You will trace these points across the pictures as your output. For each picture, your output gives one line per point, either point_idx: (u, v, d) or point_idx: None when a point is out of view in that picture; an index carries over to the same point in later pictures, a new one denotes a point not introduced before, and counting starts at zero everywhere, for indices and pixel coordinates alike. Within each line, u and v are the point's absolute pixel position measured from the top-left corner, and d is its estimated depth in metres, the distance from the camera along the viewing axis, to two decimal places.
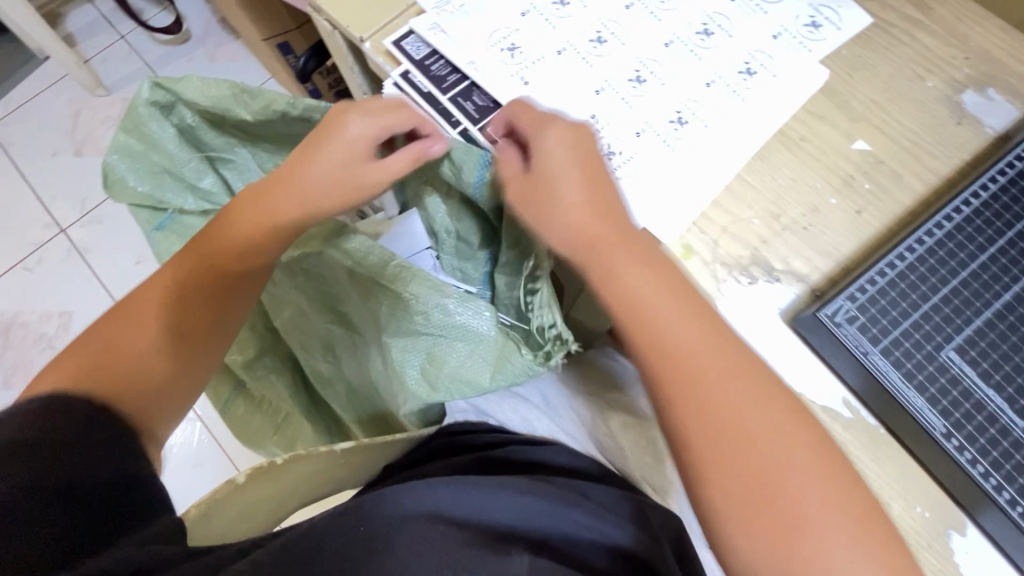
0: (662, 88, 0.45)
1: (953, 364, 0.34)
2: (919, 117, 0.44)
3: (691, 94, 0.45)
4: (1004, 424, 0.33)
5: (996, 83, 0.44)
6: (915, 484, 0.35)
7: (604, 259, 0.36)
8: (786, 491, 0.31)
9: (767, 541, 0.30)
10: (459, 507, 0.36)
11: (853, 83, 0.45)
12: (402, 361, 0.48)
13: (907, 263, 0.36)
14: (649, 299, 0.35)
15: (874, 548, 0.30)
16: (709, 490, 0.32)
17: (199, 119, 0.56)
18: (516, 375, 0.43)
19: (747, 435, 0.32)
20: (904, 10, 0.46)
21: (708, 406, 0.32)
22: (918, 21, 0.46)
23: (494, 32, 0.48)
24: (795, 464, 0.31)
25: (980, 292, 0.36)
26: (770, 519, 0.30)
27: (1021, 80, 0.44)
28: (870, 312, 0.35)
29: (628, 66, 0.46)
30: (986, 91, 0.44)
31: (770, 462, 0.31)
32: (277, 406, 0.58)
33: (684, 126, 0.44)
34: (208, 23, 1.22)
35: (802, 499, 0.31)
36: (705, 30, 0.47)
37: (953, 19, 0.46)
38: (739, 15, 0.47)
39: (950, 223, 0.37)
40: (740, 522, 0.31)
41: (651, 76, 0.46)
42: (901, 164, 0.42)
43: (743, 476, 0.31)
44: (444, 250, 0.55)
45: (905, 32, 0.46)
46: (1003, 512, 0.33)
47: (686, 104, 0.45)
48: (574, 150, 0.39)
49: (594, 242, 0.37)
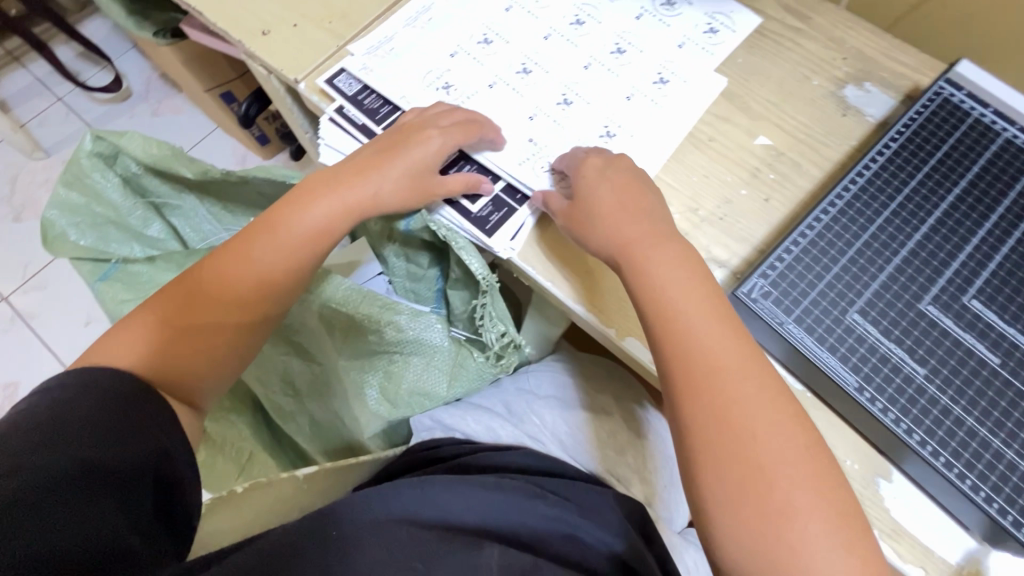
0: (588, 106, 0.49)
1: (858, 325, 0.38)
2: (811, 112, 0.49)
3: (615, 108, 0.49)
4: (907, 373, 0.37)
5: (871, 77, 0.50)
6: (843, 439, 0.39)
7: (641, 262, 0.39)
8: (779, 480, 0.33)
9: (755, 523, 0.33)
10: (427, 509, 0.38)
11: (750, 87, 0.50)
12: (364, 382, 0.55)
13: (809, 239, 0.40)
14: (684, 302, 0.38)
15: (848, 541, 0.32)
16: (700, 476, 0.34)
17: (143, 168, 0.56)
18: (470, 380, 0.52)
19: (748, 430, 0.34)
20: (786, 20, 0.52)
21: (726, 403, 0.35)
22: (799, 29, 0.52)
23: (427, 73, 0.51)
24: (770, 429, 0.34)
25: (875, 257, 0.39)
26: (759, 504, 0.33)
27: (893, 73, 0.50)
28: (782, 287, 0.39)
29: (555, 89, 0.50)
30: (863, 85, 0.49)
31: (770, 454, 0.34)
32: (239, 448, 0.57)
33: (612, 138, 0.48)
34: (149, 79, 1.23)
35: (792, 488, 0.33)
36: (618, 48, 0.52)
37: (829, 25, 0.52)
38: (646, 33, 0.52)
39: (842, 199, 0.41)
40: (730, 506, 0.33)
41: (577, 97, 0.50)
42: (799, 154, 0.47)
43: (740, 464, 0.34)
44: (395, 275, 0.57)
45: (789, 40, 0.51)
46: (921, 457, 0.36)
47: (611, 118, 0.49)
48: (618, 178, 0.43)
49: (628, 249, 0.40)
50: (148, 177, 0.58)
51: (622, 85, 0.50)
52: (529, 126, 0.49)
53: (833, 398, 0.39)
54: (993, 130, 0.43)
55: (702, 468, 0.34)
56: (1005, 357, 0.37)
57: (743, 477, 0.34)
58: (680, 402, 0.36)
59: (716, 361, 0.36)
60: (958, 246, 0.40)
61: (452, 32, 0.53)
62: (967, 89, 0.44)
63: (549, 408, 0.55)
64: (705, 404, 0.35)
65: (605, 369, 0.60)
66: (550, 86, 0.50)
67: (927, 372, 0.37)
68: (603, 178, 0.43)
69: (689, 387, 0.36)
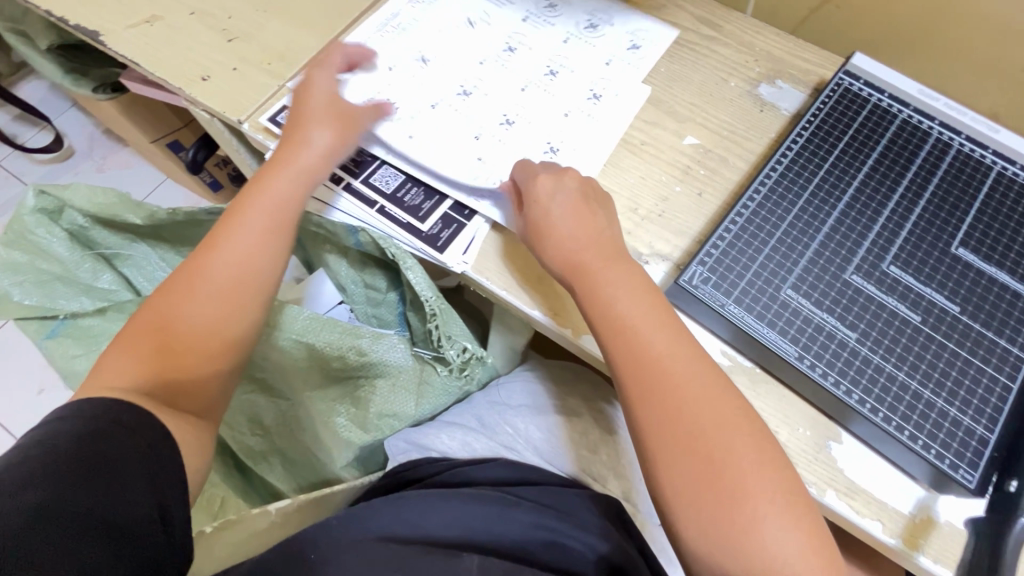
0: (529, 126, 0.52)
1: (792, 300, 0.41)
2: (732, 111, 0.52)
3: (554, 125, 0.52)
4: (842, 337, 0.40)
5: (781, 75, 0.54)
6: (794, 409, 0.41)
7: (594, 280, 0.41)
8: (735, 469, 0.35)
9: (717, 517, 0.34)
10: (403, 526, 0.39)
11: (675, 92, 0.53)
12: (334, 411, 0.56)
13: (741, 226, 0.43)
14: (634, 312, 0.39)
15: (802, 526, 0.34)
16: (662, 474, 0.36)
17: (89, 220, 0.58)
18: (437, 393, 0.55)
19: (705, 429, 0.36)
20: (701, 30, 0.56)
21: (682, 402, 0.37)
22: (713, 37, 0.56)
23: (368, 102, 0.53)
24: (721, 421, 0.36)
25: (802, 235, 0.43)
26: (720, 496, 0.34)
27: (800, 71, 0.54)
28: (720, 272, 0.42)
29: (495, 114, 0.52)
30: (775, 83, 0.54)
31: (725, 447, 0.35)
32: (209, 493, 0.59)
33: (556, 154, 0.51)
34: (92, 136, 1.21)
35: (747, 473, 0.35)
36: (551, 69, 0.55)
37: (740, 32, 0.56)
38: (574, 53, 0.55)
39: (766, 186, 0.44)
40: (693, 501, 0.35)
41: (517, 118, 0.52)
42: (725, 150, 0.51)
43: (696, 460, 0.35)
44: (357, 302, 0.60)
45: (705, 47, 0.56)
46: (868, 418, 0.38)
47: (552, 135, 0.51)
48: (570, 196, 0.44)
49: (580, 265, 0.42)
50: (95, 228, 0.58)
51: (557, 102, 0.53)
52: (475, 147, 0.51)
53: (779, 369, 0.41)
54: (891, 112, 0.47)
55: (662, 467, 0.36)
56: (926, 315, 0.40)
57: (698, 472, 0.35)
58: (639, 409, 0.37)
59: (670, 371, 0.37)
60: (873, 216, 0.43)
61: (389, 64, 0.55)
62: (863, 78, 0.49)
63: (521, 416, 0.56)
64: (662, 405, 0.37)
65: (573, 372, 0.62)
66: (490, 110, 0.53)
67: (861, 336, 0.40)
68: (557, 198, 0.44)
69: (644, 395, 0.37)
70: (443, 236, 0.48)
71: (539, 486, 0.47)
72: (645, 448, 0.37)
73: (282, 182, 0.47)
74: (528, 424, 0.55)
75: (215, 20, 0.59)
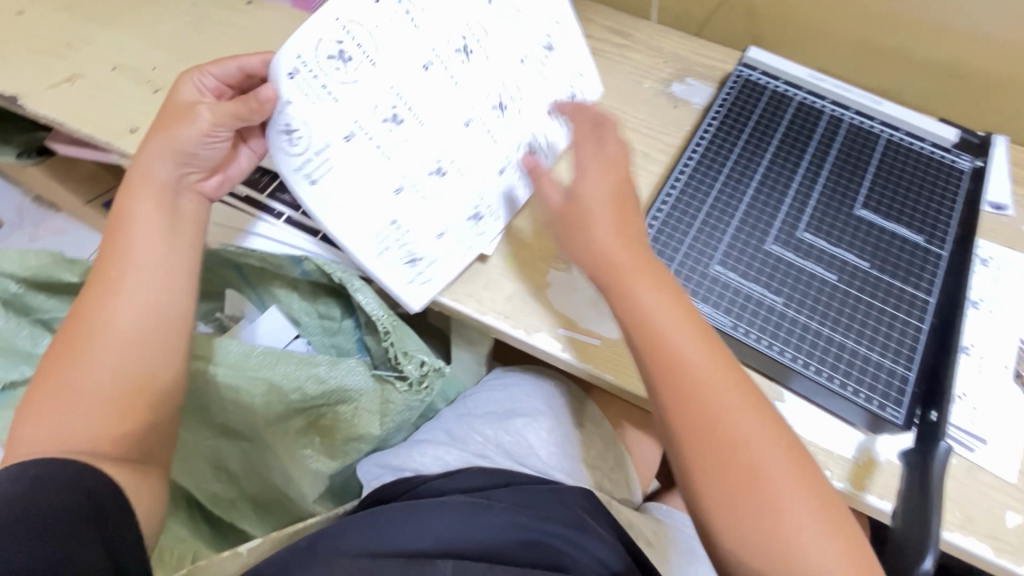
0: (461, 176, 0.66)
1: (721, 272, 0.56)
2: (647, 109, 0.67)
3: (454, 158, 0.66)
4: (772, 304, 0.55)
5: (687, 72, 0.70)
6: (748, 349, 0.54)
7: (631, 287, 0.53)
8: (740, 453, 0.49)
9: (750, 521, 0.47)
10: (367, 539, 0.49)
11: (626, 111, 0.68)
12: (297, 450, 0.69)
13: (673, 202, 0.61)
14: (667, 326, 0.52)
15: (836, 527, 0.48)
16: (702, 481, 0.49)
17: (22, 287, 0.64)
18: (400, 408, 0.65)
19: (733, 438, 0.49)
20: (612, 40, 0.71)
21: (718, 427, 0.49)
22: (622, 45, 0.71)
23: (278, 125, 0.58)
24: (705, 371, 0.51)
25: (727, 206, 0.60)
26: (749, 494, 0.48)
27: (701, 66, 0.71)
28: (664, 239, 0.58)
29: (432, 164, 0.65)
30: (686, 81, 0.67)
31: (739, 440, 0.49)
32: (174, 551, 0.69)
33: (480, 217, 0.68)
34: (21, 206, 1.16)
35: (771, 471, 0.48)
36: (500, 104, 0.67)
37: (643, 42, 0.74)
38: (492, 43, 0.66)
39: (681, 181, 0.61)
40: (725, 504, 0.48)
41: (451, 165, 0.65)
42: (646, 144, 0.66)
43: (727, 471, 0.49)
44: (313, 334, 0.73)
45: (619, 55, 0.71)
46: (803, 374, 0.53)
47: (444, 158, 0.65)
48: (607, 201, 0.56)
49: (615, 270, 0.54)
50: (29, 294, 0.65)
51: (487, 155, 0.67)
52: (405, 201, 0.64)
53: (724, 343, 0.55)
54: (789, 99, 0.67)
55: (694, 467, 0.50)
56: (840, 272, 0.57)
57: (731, 469, 0.48)
58: (680, 427, 0.50)
59: (704, 377, 0.50)
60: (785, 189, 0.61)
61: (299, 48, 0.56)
62: (758, 69, 0.69)
63: (483, 423, 0.66)
64: (701, 422, 0.49)
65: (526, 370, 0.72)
66: (427, 159, 0.64)
67: (789, 304, 0.56)
68: (602, 203, 0.56)
69: (683, 405, 0.50)
70: (413, 279, 0.65)
71: (515, 489, 0.57)
72: (691, 486, 0.50)
73: (153, 239, 0.60)
74: (487, 430, 0.65)
75: (136, 73, 0.74)
